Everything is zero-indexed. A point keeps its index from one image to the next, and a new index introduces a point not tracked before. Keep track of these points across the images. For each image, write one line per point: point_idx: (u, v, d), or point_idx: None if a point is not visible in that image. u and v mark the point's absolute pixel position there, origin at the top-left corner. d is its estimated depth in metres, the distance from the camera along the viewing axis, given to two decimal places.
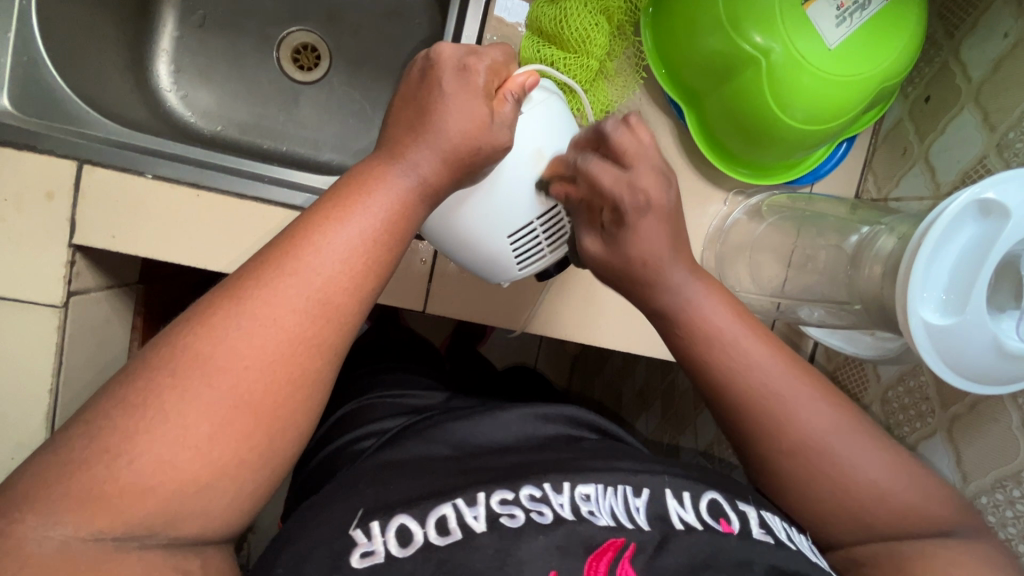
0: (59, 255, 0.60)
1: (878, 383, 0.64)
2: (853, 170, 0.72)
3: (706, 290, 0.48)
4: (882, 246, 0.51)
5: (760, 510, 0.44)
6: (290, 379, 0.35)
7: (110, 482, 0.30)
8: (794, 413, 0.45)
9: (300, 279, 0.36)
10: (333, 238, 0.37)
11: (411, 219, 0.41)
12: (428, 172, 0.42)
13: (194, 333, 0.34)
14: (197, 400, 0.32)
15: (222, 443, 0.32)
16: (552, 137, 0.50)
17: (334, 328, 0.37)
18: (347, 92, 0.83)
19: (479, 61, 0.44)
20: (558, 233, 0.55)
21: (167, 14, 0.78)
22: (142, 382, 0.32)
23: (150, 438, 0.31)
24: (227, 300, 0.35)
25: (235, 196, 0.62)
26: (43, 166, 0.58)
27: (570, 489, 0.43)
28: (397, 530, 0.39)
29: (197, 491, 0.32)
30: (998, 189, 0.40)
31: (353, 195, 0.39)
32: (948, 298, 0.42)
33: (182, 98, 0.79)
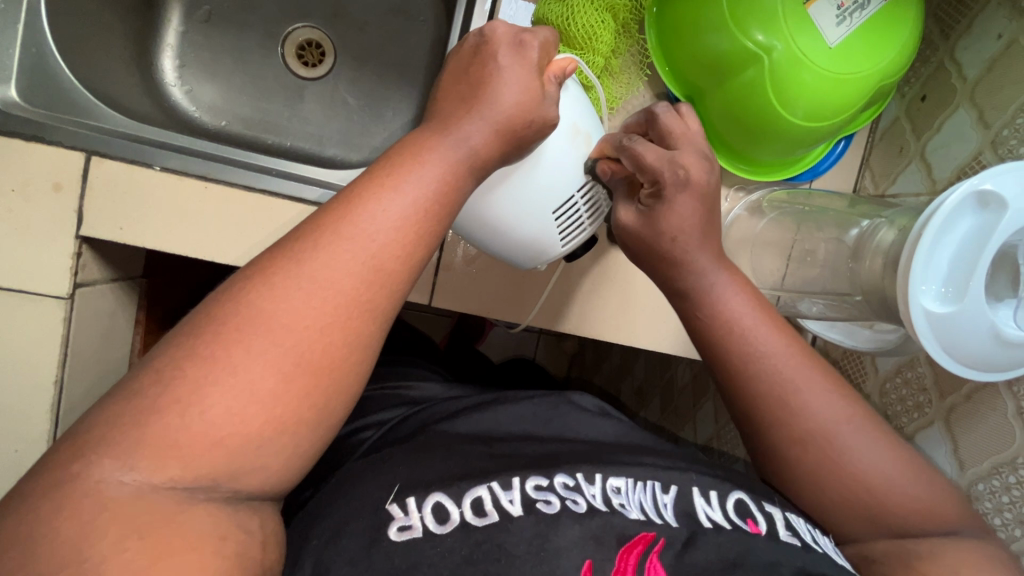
0: (66, 246, 0.60)
1: (876, 375, 0.65)
2: (850, 168, 0.74)
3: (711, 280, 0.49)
4: (882, 238, 0.52)
5: (785, 511, 0.45)
6: (347, 342, 0.36)
7: (181, 432, 0.32)
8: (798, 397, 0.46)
9: (357, 243, 0.38)
10: (386, 206, 0.39)
11: (457, 193, 0.43)
12: (452, 156, 0.43)
13: (258, 290, 0.36)
14: (263, 354, 0.34)
15: (284, 399, 0.34)
16: (584, 117, 0.53)
17: (386, 293, 0.38)
18: (351, 88, 0.84)
19: (534, 36, 0.47)
20: (597, 207, 0.56)
21: (172, 9, 0.78)
22: (212, 335, 0.34)
23: (219, 390, 0.33)
24: (289, 259, 0.37)
25: (243, 188, 0.62)
26: (51, 157, 0.58)
27: (602, 481, 0.44)
28: (434, 507, 0.40)
29: (259, 446, 0.33)
30: (995, 181, 0.41)
31: (404, 167, 0.41)
32: (948, 287, 0.43)
33: (187, 93, 0.79)
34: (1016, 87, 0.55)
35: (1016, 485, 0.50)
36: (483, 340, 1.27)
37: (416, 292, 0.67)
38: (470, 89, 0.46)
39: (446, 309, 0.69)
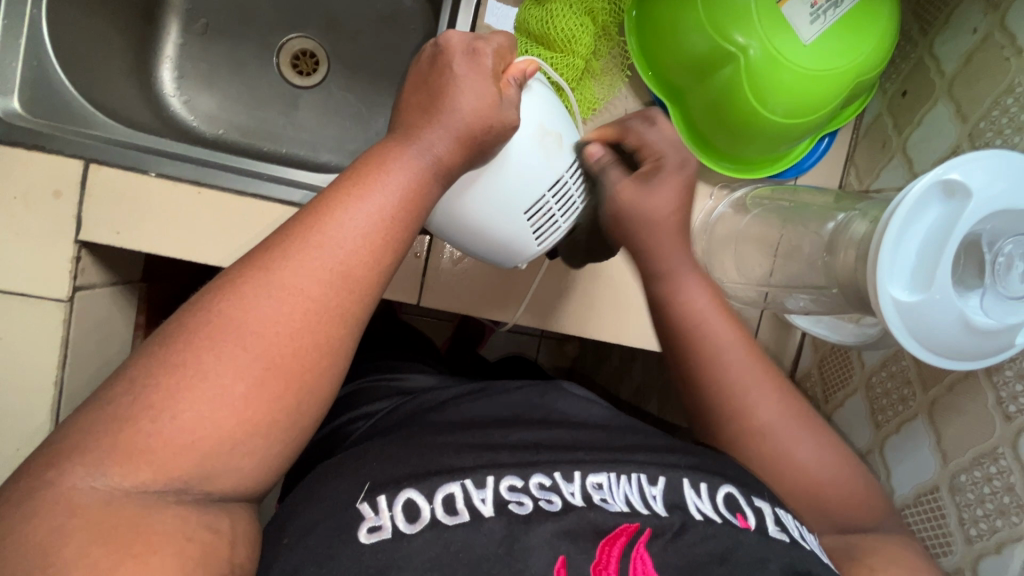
0: (65, 251, 0.62)
1: (862, 370, 0.65)
2: (835, 164, 0.74)
3: None
4: (854, 231, 0.53)
5: (775, 507, 0.45)
6: (317, 346, 0.38)
7: (153, 437, 0.34)
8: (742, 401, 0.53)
9: (326, 251, 0.39)
10: (353, 215, 0.41)
11: (423, 201, 0.44)
12: (433, 158, 0.44)
13: (229, 300, 0.37)
14: (234, 360, 0.36)
15: (256, 403, 0.36)
16: (551, 116, 0.53)
17: (357, 299, 0.40)
18: (344, 95, 0.86)
19: (486, 44, 0.47)
20: (572, 206, 0.56)
21: (170, 21, 0.81)
22: (184, 343, 0.36)
23: (190, 396, 0.35)
24: (259, 269, 0.38)
25: (234, 192, 0.64)
26: (52, 166, 0.61)
27: (582, 478, 0.45)
28: (404, 505, 0.41)
29: (232, 447, 0.35)
30: (961, 171, 0.41)
31: (371, 176, 0.42)
32: (917, 276, 0.43)
33: (186, 103, 0.81)
34: (992, 80, 0.55)
35: (996, 476, 0.50)
36: (483, 343, 1.29)
37: (404, 292, 0.69)
38: (429, 99, 0.46)
39: (435, 308, 0.70)
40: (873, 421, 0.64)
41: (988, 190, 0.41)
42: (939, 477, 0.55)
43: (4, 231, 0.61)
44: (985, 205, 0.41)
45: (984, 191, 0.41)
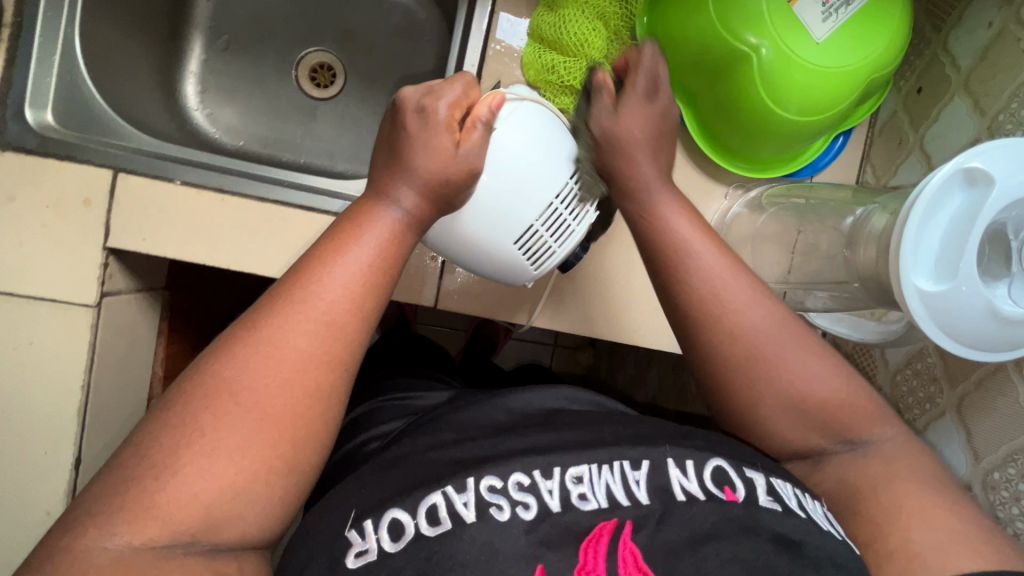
0: (94, 257, 0.64)
1: (886, 368, 0.64)
2: (851, 163, 0.74)
3: (722, 274, 0.48)
4: (875, 225, 0.53)
5: (769, 475, 0.44)
6: (306, 395, 0.40)
7: (157, 494, 0.35)
8: (775, 349, 0.46)
9: (312, 305, 0.41)
10: (334, 271, 0.43)
11: (403, 246, 0.46)
12: (404, 212, 0.46)
13: (221, 361, 0.40)
14: (228, 417, 0.38)
15: (252, 455, 0.38)
16: (528, 144, 0.49)
17: (344, 345, 0.42)
18: (361, 105, 0.88)
19: (436, 99, 0.46)
20: (585, 211, 0.53)
21: (194, 38, 0.84)
22: (181, 406, 0.38)
23: (189, 454, 0.36)
24: (249, 330, 0.41)
25: (256, 199, 0.65)
26: (83, 176, 0.63)
27: (561, 473, 0.43)
28: (389, 525, 0.40)
29: (232, 498, 0.37)
30: (983, 159, 0.41)
31: (347, 233, 0.44)
32: (940, 265, 0.43)
33: (208, 116, 0.84)
34: (1009, 73, 0.55)
35: None
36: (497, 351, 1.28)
37: (421, 296, 0.69)
38: (391, 153, 0.47)
39: (453, 311, 0.70)
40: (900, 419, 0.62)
41: (1010, 179, 0.41)
42: (971, 476, 0.54)
43: (36, 238, 0.63)
44: (1009, 192, 0.41)
45: (1006, 178, 0.41)
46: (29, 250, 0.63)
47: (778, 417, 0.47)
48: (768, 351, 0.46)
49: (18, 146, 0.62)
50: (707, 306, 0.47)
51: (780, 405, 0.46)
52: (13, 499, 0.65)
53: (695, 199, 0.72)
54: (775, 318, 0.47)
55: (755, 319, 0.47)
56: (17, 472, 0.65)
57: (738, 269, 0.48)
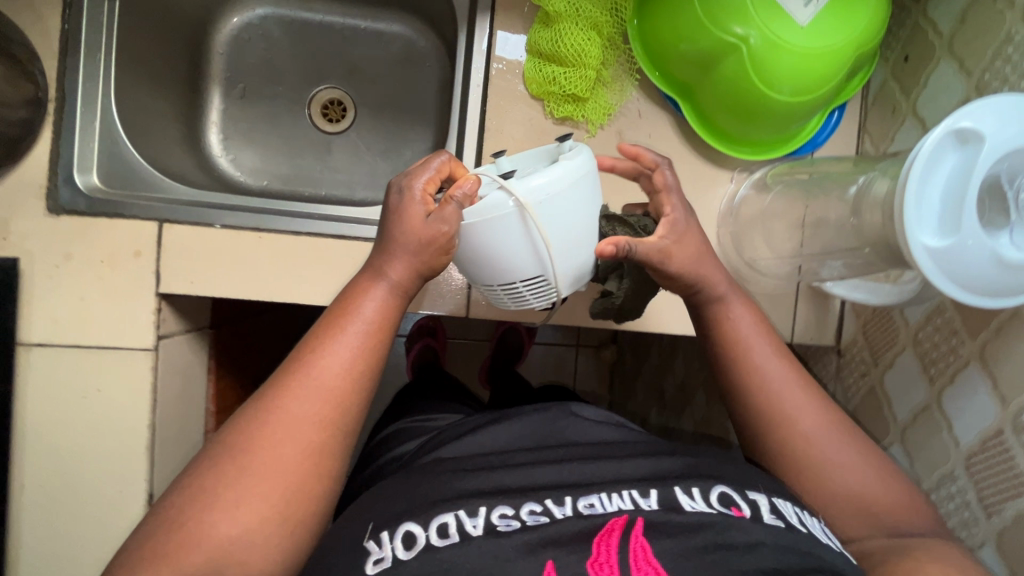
0: (148, 303, 0.68)
1: (907, 327, 0.66)
2: (849, 136, 0.76)
3: (757, 345, 0.57)
4: (877, 191, 0.55)
5: (771, 496, 0.47)
6: (305, 455, 0.47)
7: (177, 540, 0.42)
8: (791, 405, 0.55)
9: (309, 373, 0.49)
10: (331, 344, 0.50)
11: (394, 317, 0.53)
12: (391, 282, 0.52)
13: (237, 427, 0.47)
14: (238, 475, 0.45)
15: (255, 508, 0.44)
16: (488, 244, 0.51)
17: (337, 407, 0.49)
18: (373, 134, 0.93)
19: (415, 181, 0.51)
20: (526, 302, 0.56)
21: (213, 90, 0.89)
22: (205, 466, 0.46)
23: (205, 507, 0.44)
24: (260, 400, 0.48)
25: (292, 233, 0.70)
26: (132, 230, 0.68)
27: (573, 502, 0.46)
28: (403, 536, 0.44)
29: (236, 545, 0.43)
30: (971, 119, 0.44)
31: (347, 310, 0.52)
32: (944, 221, 0.46)
33: (232, 160, 0.89)
34: (991, 33, 0.58)
35: None
36: (523, 356, 1.31)
37: (451, 306, 0.73)
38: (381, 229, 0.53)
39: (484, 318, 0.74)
40: (925, 376, 0.63)
41: (999, 134, 0.44)
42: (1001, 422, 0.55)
43: (95, 291, 0.68)
44: (999, 146, 0.44)
45: (996, 134, 0.44)
46: (91, 303, 0.68)
47: (804, 466, 0.53)
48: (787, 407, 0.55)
49: (71, 209, 0.68)
50: (778, 410, 0.55)
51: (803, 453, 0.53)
52: (92, 537, 0.69)
53: (703, 186, 0.75)
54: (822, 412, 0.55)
55: (814, 418, 0.54)
56: (95, 512, 0.69)
57: (804, 383, 0.57)
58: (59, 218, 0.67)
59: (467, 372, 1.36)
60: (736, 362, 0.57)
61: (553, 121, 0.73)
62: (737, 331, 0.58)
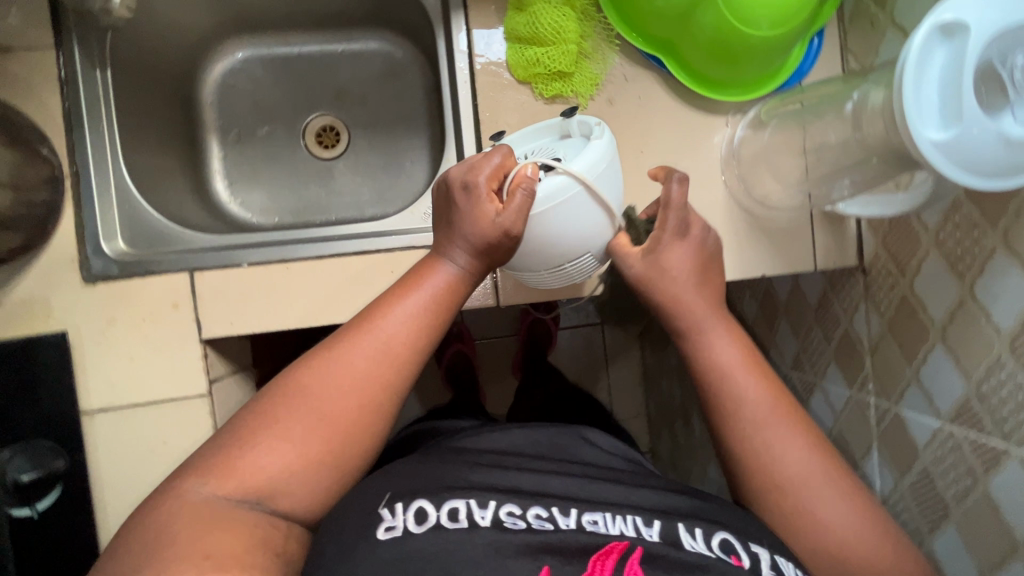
0: (195, 350, 0.71)
1: (927, 232, 0.67)
2: (833, 58, 0.77)
3: (746, 381, 0.57)
4: (873, 101, 0.56)
5: (773, 552, 0.50)
6: (362, 412, 0.52)
7: (241, 459, 0.49)
8: (777, 446, 0.55)
9: (377, 334, 0.54)
10: (394, 310, 0.55)
11: (455, 294, 0.57)
12: (460, 267, 0.57)
13: (304, 370, 0.53)
14: (301, 414, 0.51)
15: (309, 448, 0.50)
16: (560, 227, 0.55)
17: (397, 370, 0.54)
18: (369, 151, 0.95)
19: (477, 173, 0.54)
20: (575, 277, 0.62)
21: (210, 139, 0.91)
22: (275, 398, 0.52)
23: (270, 434, 0.50)
24: (328, 349, 0.54)
25: (317, 257, 0.72)
26: (166, 285, 0.70)
27: (578, 514, 0.50)
28: (415, 511, 0.48)
29: (287, 475, 0.49)
30: (952, 11, 0.45)
31: (413, 282, 0.57)
32: (946, 115, 0.47)
33: (241, 204, 0.91)
34: None
35: None
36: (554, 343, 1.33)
37: (482, 298, 0.75)
38: (444, 210, 0.58)
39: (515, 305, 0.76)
40: (955, 273, 0.64)
41: (983, 20, 0.45)
42: None
43: (143, 349, 0.70)
44: (985, 31, 0.45)
45: (979, 20, 0.45)
46: (141, 362, 0.70)
47: (791, 512, 0.54)
48: (771, 451, 0.55)
49: (105, 275, 0.70)
50: (762, 451, 0.55)
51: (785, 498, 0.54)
52: None
53: (700, 135, 0.77)
54: (810, 455, 0.55)
55: (797, 462, 0.54)
56: None
57: (792, 418, 0.57)
58: (95, 286, 0.70)
59: (500, 368, 1.38)
60: (722, 397, 0.57)
61: (544, 101, 0.75)
62: (720, 367, 0.58)
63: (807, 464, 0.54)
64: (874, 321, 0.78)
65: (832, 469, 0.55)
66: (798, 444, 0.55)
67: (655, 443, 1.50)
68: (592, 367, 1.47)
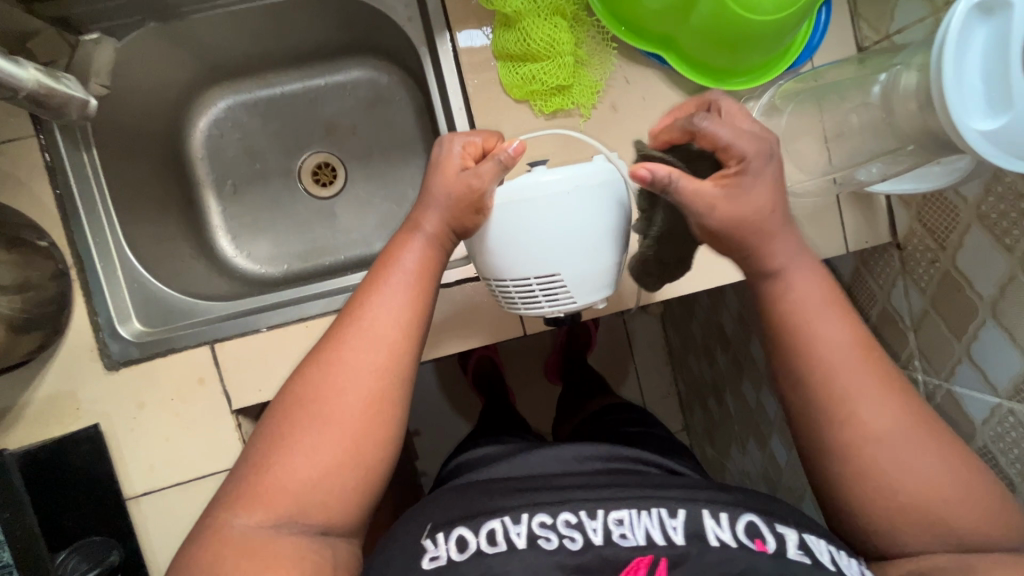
0: (228, 423, 0.70)
1: (967, 205, 0.63)
2: (844, 27, 0.72)
3: (824, 324, 0.48)
4: (907, 84, 0.54)
5: (802, 532, 0.47)
6: (366, 401, 0.48)
7: (259, 486, 0.45)
8: (858, 394, 0.46)
9: (362, 324, 0.50)
10: (378, 295, 0.51)
11: (433, 264, 0.53)
12: (428, 232, 0.53)
13: (297, 380, 0.49)
14: (306, 422, 0.46)
15: (324, 453, 0.46)
16: (536, 218, 0.52)
17: (396, 354, 0.49)
18: (369, 184, 0.92)
19: (454, 141, 0.54)
20: (542, 301, 0.56)
21: (207, 195, 0.89)
22: (277, 414, 0.48)
23: (282, 451, 0.46)
24: (317, 351, 0.50)
25: (334, 311, 0.71)
26: (189, 360, 0.69)
27: (604, 514, 0.48)
28: (455, 539, 0.47)
29: (312, 487, 0.45)
30: None
31: (387, 266, 0.52)
32: (992, 99, 0.43)
33: (248, 257, 0.89)
34: None
35: None
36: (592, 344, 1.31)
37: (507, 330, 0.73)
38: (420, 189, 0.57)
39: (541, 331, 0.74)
40: (1001, 247, 0.60)
41: None
42: None
43: (176, 428, 0.69)
44: None
45: None
46: (176, 441, 0.69)
47: (881, 470, 0.45)
48: (854, 405, 0.46)
49: (126, 359, 0.69)
50: (835, 380, 0.46)
51: (876, 461, 0.45)
52: None
53: None
54: (896, 405, 0.46)
55: (884, 413, 0.46)
56: None
57: (872, 358, 0.47)
58: (119, 371, 0.69)
59: (528, 371, 1.37)
60: (796, 346, 0.48)
61: (545, 117, 0.71)
62: (788, 314, 0.49)
63: (895, 412, 0.46)
64: (915, 297, 0.74)
65: (932, 431, 0.46)
66: (882, 388, 0.46)
67: (689, 423, 1.49)
68: (619, 357, 1.46)
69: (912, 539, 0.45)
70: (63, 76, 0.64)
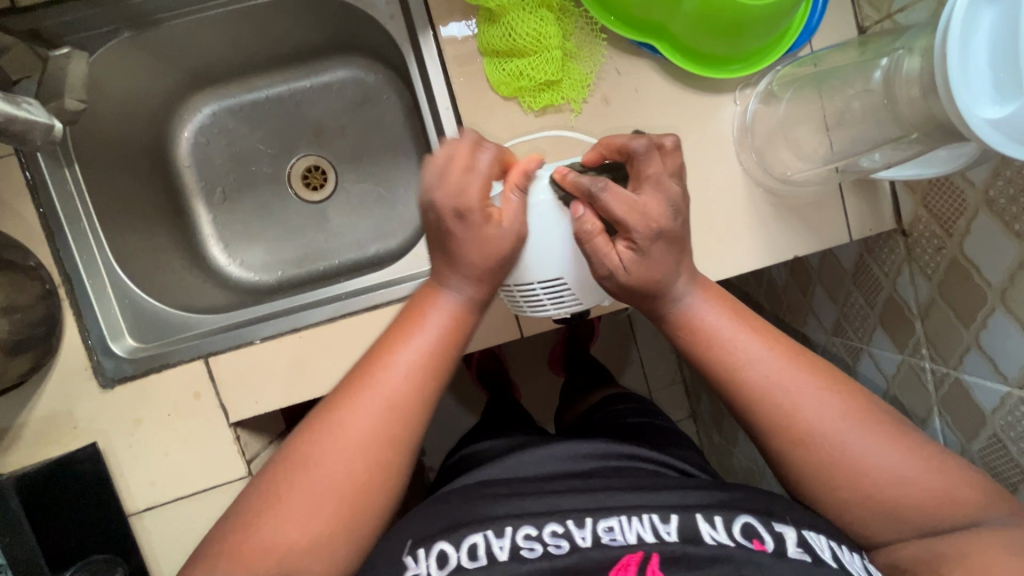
0: (226, 436, 0.69)
1: (975, 190, 0.60)
2: (843, 6, 0.69)
3: (744, 340, 0.50)
4: (909, 69, 0.52)
5: (800, 528, 0.46)
6: (367, 470, 0.46)
7: (247, 544, 0.43)
8: (789, 393, 0.48)
9: (374, 389, 0.47)
10: (397, 360, 0.48)
11: (459, 329, 0.51)
12: (458, 294, 0.50)
13: (303, 440, 0.47)
14: (305, 487, 0.45)
15: (317, 519, 0.44)
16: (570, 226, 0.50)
17: (405, 426, 0.47)
18: (360, 185, 0.90)
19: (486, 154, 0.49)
20: (556, 306, 0.54)
21: (196, 204, 0.87)
22: (279, 473, 0.46)
23: (277, 513, 0.44)
24: (325, 409, 0.48)
25: (327, 320, 0.70)
26: (183, 375, 0.69)
27: (593, 523, 0.47)
28: (438, 554, 0.46)
29: (301, 551, 0.43)
30: None
31: (413, 324, 0.50)
32: (1001, 85, 0.41)
33: (241, 264, 0.87)
34: None
35: None
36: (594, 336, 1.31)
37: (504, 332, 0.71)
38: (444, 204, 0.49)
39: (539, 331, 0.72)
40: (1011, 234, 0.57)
41: None
42: None
43: (175, 443, 0.69)
44: None
45: None
46: (175, 457, 0.69)
47: (834, 464, 0.47)
48: (789, 407, 0.48)
49: (120, 376, 0.69)
50: (773, 390, 0.49)
51: (817, 464, 0.47)
52: None
53: (707, 118, 0.70)
54: (827, 400, 0.48)
55: (820, 412, 0.48)
56: None
57: (798, 363, 0.50)
58: (114, 390, 0.68)
59: (531, 364, 1.36)
60: (716, 360, 0.50)
61: (535, 113, 0.69)
62: (701, 331, 0.51)
63: (830, 411, 0.48)
64: (921, 285, 0.72)
65: (877, 425, 0.47)
66: (812, 389, 0.49)
67: (694, 409, 1.48)
68: (622, 345, 1.44)
69: (878, 527, 0.47)
70: (25, 102, 0.62)
